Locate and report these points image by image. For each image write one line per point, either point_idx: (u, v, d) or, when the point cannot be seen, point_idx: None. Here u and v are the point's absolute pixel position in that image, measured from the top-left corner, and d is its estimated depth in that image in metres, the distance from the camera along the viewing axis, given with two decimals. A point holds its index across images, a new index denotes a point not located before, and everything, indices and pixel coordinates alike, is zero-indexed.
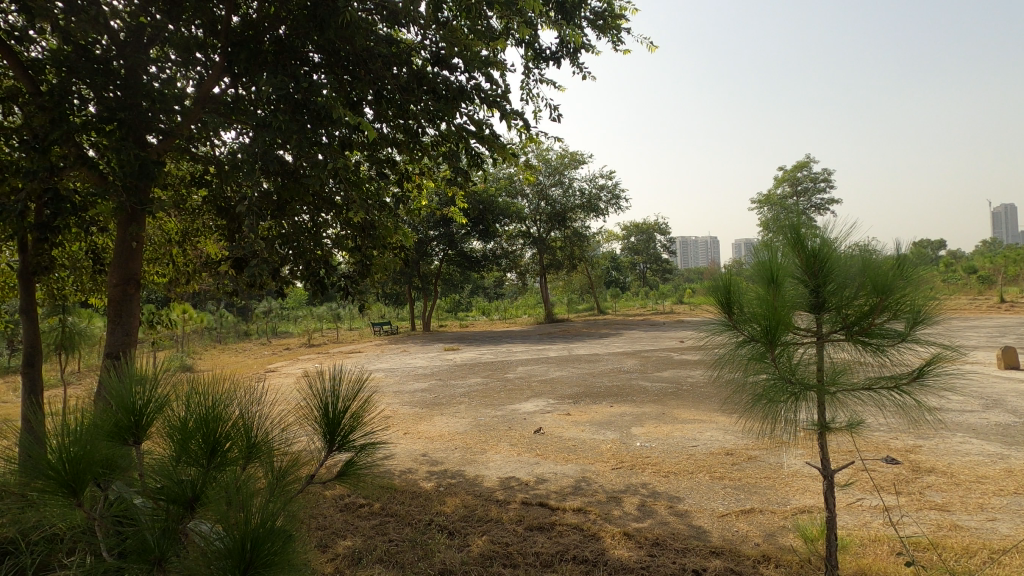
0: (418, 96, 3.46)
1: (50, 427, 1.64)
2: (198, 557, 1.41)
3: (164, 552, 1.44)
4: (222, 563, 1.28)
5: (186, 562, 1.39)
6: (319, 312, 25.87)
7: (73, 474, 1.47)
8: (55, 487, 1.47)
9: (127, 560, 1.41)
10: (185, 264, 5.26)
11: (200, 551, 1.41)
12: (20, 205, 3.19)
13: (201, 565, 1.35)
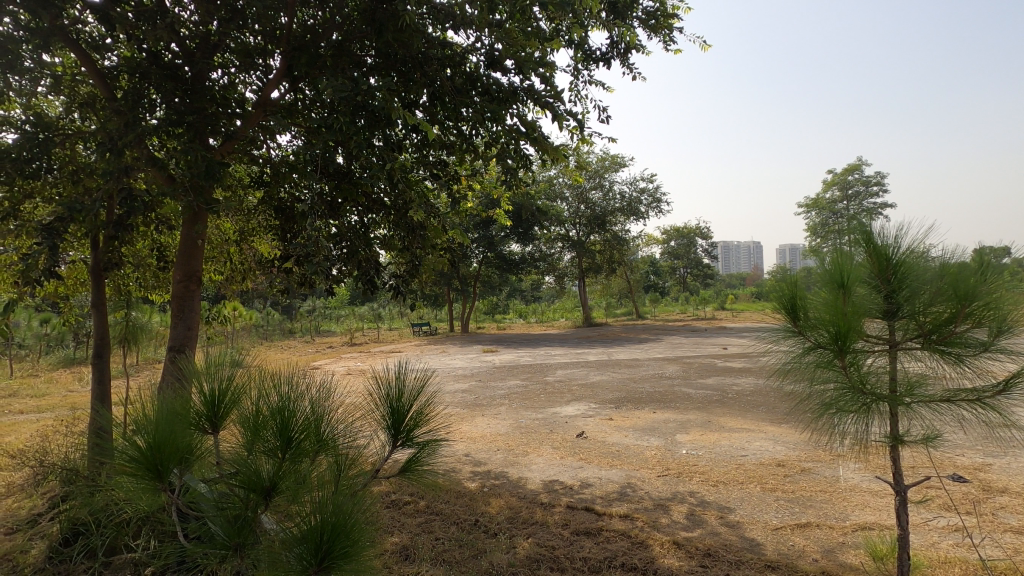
0: (471, 98, 3.49)
1: (134, 414, 1.73)
2: (276, 544, 1.45)
3: (245, 538, 1.49)
4: (302, 552, 1.33)
5: (264, 551, 1.43)
6: (361, 312, 26.44)
7: (158, 460, 1.55)
8: (143, 472, 1.55)
9: (209, 545, 1.46)
10: (241, 263, 5.46)
11: (278, 539, 1.46)
12: (97, 204, 3.36)
13: (280, 553, 1.40)
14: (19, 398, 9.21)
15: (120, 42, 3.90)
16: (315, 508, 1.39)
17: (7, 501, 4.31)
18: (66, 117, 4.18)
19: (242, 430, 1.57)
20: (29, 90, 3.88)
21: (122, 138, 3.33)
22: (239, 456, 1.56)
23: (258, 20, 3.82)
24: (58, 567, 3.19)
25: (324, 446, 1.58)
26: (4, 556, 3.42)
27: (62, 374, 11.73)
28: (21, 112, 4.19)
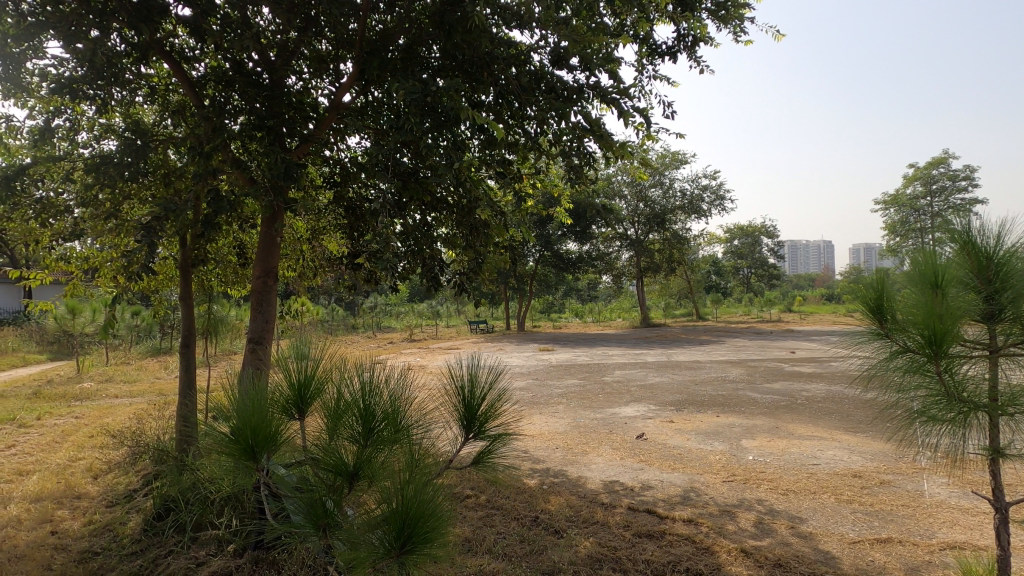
0: (537, 96, 3.50)
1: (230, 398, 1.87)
2: (361, 526, 1.54)
3: (333, 518, 1.58)
4: (387, 534, 1.40)
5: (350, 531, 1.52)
6: (420, 310, 27.07)
7: (253, 442, 1.67)
8: (240, 452, 1.67)
9: (299, 524, 1.55)
10: (312, 260, 5.72)
11: (364, 521, 1.54)
12: (189, 203, 3.60)
13: (367, 533, 1.48)
14: (114, 384, 10.03)
15: (208, 53, 4.17)
16: (397, 493, 1.46)
17: (107, 476, 4.72)
18: (159, 124, 4.50)
19: (325, 415, 1.67)
20: (129, 100, 4.20)
21: (210, 143, 3.56)
22: (325, 441, 1.66)
23: (332, 27, 3.99)
24: (151, 539, 3.46)
25: (404, 435, 1.65)
26: (105, 526, 3.74)
27: (150, 363, 12.69)
28: (121, 120, 4.55)
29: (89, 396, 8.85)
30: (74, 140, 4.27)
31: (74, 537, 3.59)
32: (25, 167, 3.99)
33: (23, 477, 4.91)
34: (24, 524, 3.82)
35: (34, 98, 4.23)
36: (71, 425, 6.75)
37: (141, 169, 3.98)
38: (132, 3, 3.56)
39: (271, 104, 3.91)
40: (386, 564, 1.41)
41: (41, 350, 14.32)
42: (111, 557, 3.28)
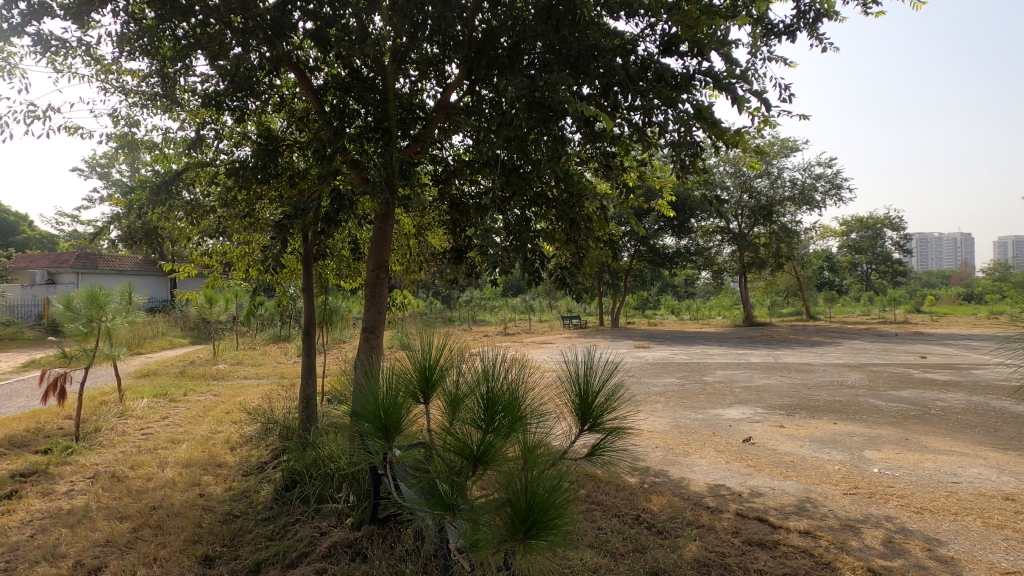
0: (643, 87, 3.41)
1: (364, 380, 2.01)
2: (485, 509, 1.61)
3: (457, 498, 1.64)
4: (513, 520, 1.45)
5: (475, 513, 1.59)
6: (514, 304, 27.50)
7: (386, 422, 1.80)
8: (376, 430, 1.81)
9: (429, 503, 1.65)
10: (418, 254, 6.00)
11: (488, 503, 1.62)
12: (314, 202, 3.90)
13: (492, 514, 1.55)
14: (243, 366, 11.16)
15: (328, 62, 4.50)
16: (520, 480, 1.51)
17: (242, 448, 5.26)
18: (286, 131, 4.91)
19: (450, 401, 1.76)
20: (262, 109, 4.62)
21: (332, 146, 3.86)
22: (449, 425, 1.74)
23: (440, 31, 4.14)
24: (281, 507, 3.81)
25: (524, 423, 1.69)
26: (243, 492, 4.18)
27: (272, 349, 13.97)
28: (255, 128, 5.01)
29: (223, 377, 9.90)
30: (217, 148, 4.78)
31: (218, 500, 4.05)
32: (180, 173, 4.54)
33: (175, 444, 5.61)
34: (179, 485, 4.36)
35: (185, 111, 4.78)
36: (211, 402, 7.61)
37: (273, 171, 4.38)
38: (267, 21, 3.92)
39: (385, 107, 4.14)
40: (508, 545, 1.47)
41: (185, 335, 16.23)
42: (248, 521, 3.65)
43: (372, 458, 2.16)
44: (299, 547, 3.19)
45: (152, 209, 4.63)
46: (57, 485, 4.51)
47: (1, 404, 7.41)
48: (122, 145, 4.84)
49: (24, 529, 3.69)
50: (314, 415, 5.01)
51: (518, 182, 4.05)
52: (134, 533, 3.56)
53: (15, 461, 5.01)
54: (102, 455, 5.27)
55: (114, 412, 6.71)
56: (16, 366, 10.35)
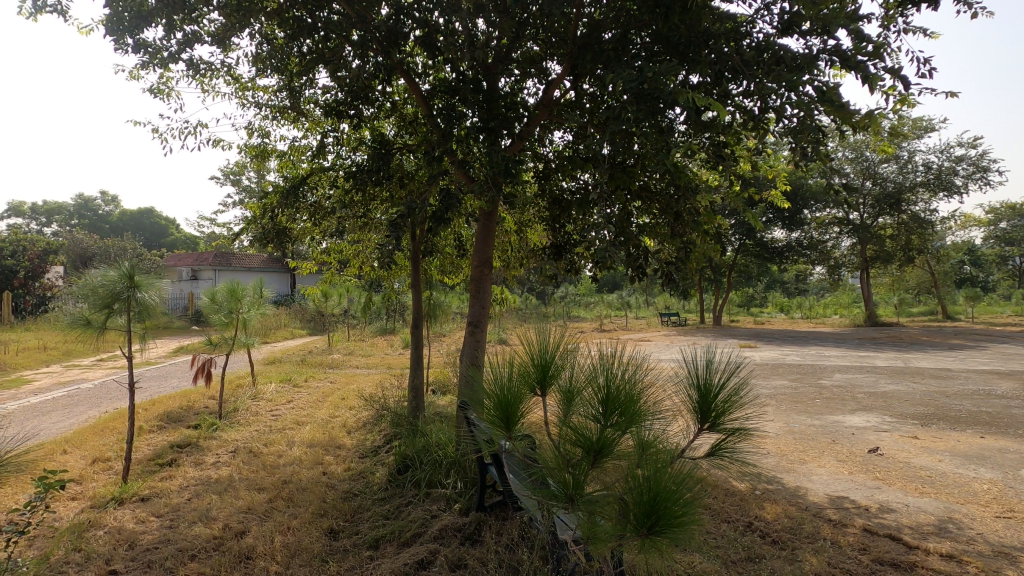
0: (760, 72, 3.23)
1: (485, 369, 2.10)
2: (607, 502, 1.63)
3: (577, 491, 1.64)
4: (637, 515, 1.48)
5: (598, 505, 1.62)
6: (609, 301, 27.15)
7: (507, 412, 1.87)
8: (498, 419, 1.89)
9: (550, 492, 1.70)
10: (518, 251, 6.12)
11: (610, 496, 1.64)
12: (425, 202, 4.09)
13: (614, 507, 1.58)
14: (354, 357, 11.98)
15: (435, 67, 4.71)
16: (644, 476, 1.52)
17: (358, 432, 5.67)
18: (396, 135, 5.20)
19: (569, 395, 1.80)
20: (375, 116, 4.93)
21: (441, 148, 4.03)
22: (567, 419, 1.78)
23: (543, 27, 4.16)
24: (395, 489, 4.06)
25: (642, 419, 1.69)
26: (360, 473, 4.50)
27: (379, 341, 14.85)
28: (368, 134, 5.35)
29: (338, 366, 10.70)
30: (337, 154, 5.18)
31: (339, 479, 4.40)
32: (305, 179, 4.97)
33: (300, 426, 6.17)
34: (305, 463, 4.79)
35: (308, 121, 5.20)
36: (328, 388, 8.25)
37: (385, 174, 4.68)
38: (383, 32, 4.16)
39: (489, 107, 4.26)
40: (632, 538, 1.51)
41: (304, 326, 17.74)
42: (366, 500, 3.93)
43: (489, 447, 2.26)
44: (413, 528, 3.39)
45: (281, 212, 5.11)
46: (206, 456, 5.12)
47: (160, 384, 8.54)
48: (256, 154, 5.38)
49: (183, 493, 4.24)
50: (421, 404, 5.29)
51: (622, 176, 3.99)
52: (270, 502, 3.96)
53: (173, 434, 5.76)
54: (240, 432, 5.92)
55: (249, 394, 7.49)
56: (170, 352, 11.87)
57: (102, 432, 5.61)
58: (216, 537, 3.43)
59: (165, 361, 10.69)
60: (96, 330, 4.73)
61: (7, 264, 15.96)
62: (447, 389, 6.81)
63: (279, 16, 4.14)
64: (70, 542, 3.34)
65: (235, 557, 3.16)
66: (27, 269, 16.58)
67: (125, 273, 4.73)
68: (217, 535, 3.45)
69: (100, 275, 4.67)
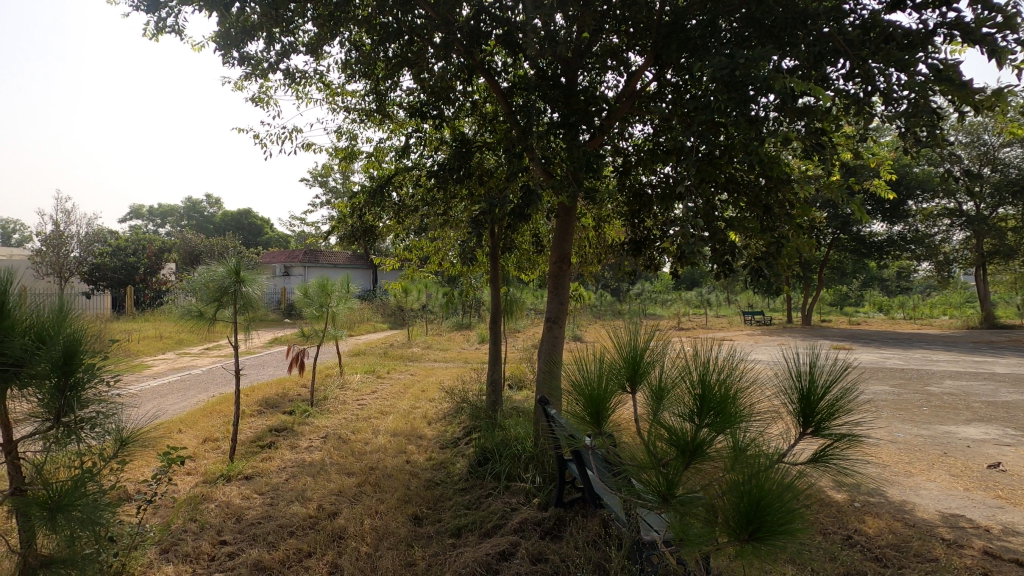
0: (866, 52, 3.00)
1: (574, 365, 2.10)
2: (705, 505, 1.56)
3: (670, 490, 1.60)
4: (738, 517, 1.42)
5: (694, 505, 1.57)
6: (688, 298, 26.25)
7: (596, 408, 1.87)
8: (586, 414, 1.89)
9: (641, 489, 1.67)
10: (596, 246, 6.06)
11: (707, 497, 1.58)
12: (506, 199, 4.11)
13: (710, 509, 1.53)
14: (433, 350, 12.35)
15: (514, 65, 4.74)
16: (745, 478, 1.46)
17: (438, 424, 5.84)
18: (475, 133, 5.29)
19: (663, 393, 1.77)
20: (456, 115, 5.03)
21: (521, 145, 4.04)
22: (658, 417, 1.74)
23: (625, 18, 4.07)
24: (475, 479, 4.16)
25: (740, 421, 1.63)
26: (442, 463, 4.64)
27: (457, 336, 15.20)
28: (449, 134, 5.49)
29: (417, 358, 11.07)
30: (419, 154, 5.34)
31: (422, 468, 4.56)
32: (389, 179, 5.18)
33: (384, 415, 6.45)
34: (390, 451, 5.00)
35: (392, 122, 5.40)
36: (410, 380, 8.57)
37: (466, 172, 4.78)
38: (463, 33, 4.23)
39: (568, 103, 4.23)
40: (730, 542, 1.45)
41: (385, 320, 18.52)
42: (448, 489, 4.05)
43: (573, 443, 2.25)
44: (494, 519, 3.45)
45: (368, 210, 5.35)
46: (300, 440, 5.48)
47: (259, 372, 9.23)
48: (345, 156, 5.67)
49: (281, 474, 4.56)
50: (499, 398, 5.37)
51: (709, 168, 3.82)
52: (359, 487, 4.17)
53: (271, 418, 6.21)
54: (330, 419, 6.28)
55: (337, 384, 7.92)
56: (267, 342, 12.79)
57: (211, 414, 6.14)
58: (311, 515, 3.66)
59: (263, 351, 11.53)
60: (207, 321, 5.18)
61: (130, 261, 17.82)
62: (523, 384, 6.87)
63: (366, 23, 4.33)
64: (187, 513, 3.69)
65: (328, 536, 3.36)
66: (146, 266, 18.42)
67: (231, 268, 5.14)
68: (312, 514, 3.68)
69: (210, 271, 5.10)
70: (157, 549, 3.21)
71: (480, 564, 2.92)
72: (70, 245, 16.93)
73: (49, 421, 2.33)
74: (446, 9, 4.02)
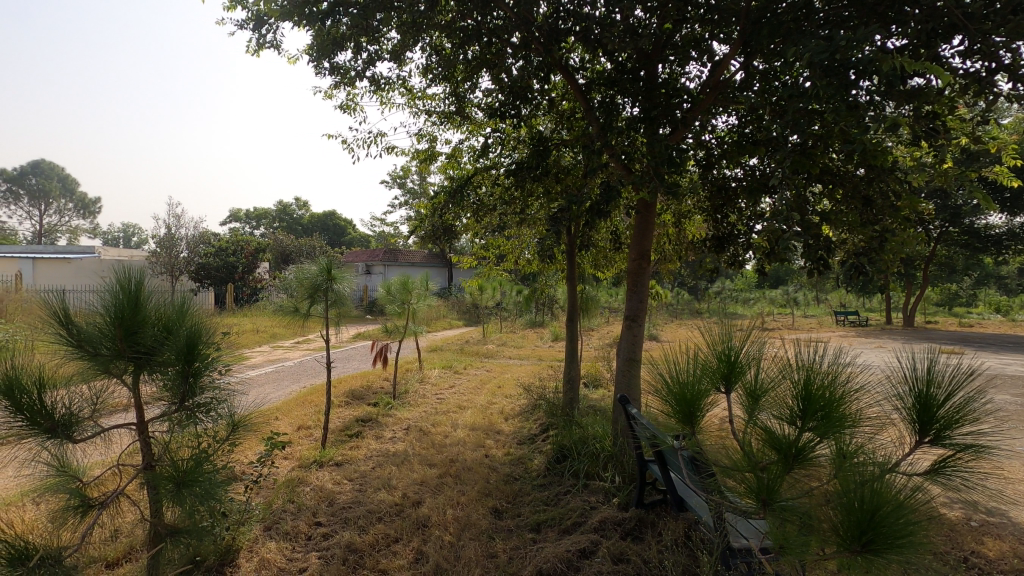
0: (990, 26, 2.72)
1: (666, 364, 2.07)
2: (810, 514, 1.49)
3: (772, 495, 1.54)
4: (849, 528, 1.34)
5: (798, 512, 1.50)
6: (772, 296, 24.88)
7: (688, 408, 1.85)
8: (679, 413, 1.87)
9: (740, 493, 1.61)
10: (676, 243, 5.90)
11: (813, 505, 1.50)
12: (584, 196, 4.09)
13: (819, 515, 1.45)
14: (507, 348, 12.48)
15: (592, 60, 4.70)
16: (855, 487, 1.38)
17: (514, 420, 5.92)
18: (552, 131, 5.30)
19: (762, 394, 1.70)
20: (534, 114, 5.07)
21: (600, 141, 4.00)
22: (756, 419, 1.68)
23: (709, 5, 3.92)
24: (554, 476, 4.18)
25: (848, 426, 1.54)
26: (519, 458, 4.70)
27: (530, 333, 15.26)
28: (525, 133, 5.53)
29: (491, 355, 11.26)
30: (497, 153, 5.42)
31: (500, 462, 4.63)
32: (469, 179, 5.31)
33: (462, 410, 6.61)
34: (469, 444, 5.13)
35: (471, 123, 5.51)
36: (486, 376, 8.72)
37: (543, 170, 4.79)
38: (541, 31, 4.24)
39: (648, 97, 4.13)
40: (840, 553, 1.37)
41: (461, 318, 18.97)
42: (526, 484, 4.09)
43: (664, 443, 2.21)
44: (574, 516, 3.46)
45: (448, 211, 5.50)
46: (384, 431, 5.73)
47: (344, 365, 9.73)
48: (425, 158, 5.87)
49: (368, 462, 4.79)
50: (576, 396, 5.36)
51: (804, 159, 3.59)
52: (441, 478, 4.31)
53: (358, 409, 6.54)
54: (411, 412, 6.52)
55: (417, 378, 8.21)
56: (351, 338, 13.47)
57: (303, 403, 6.56)
58: (397, 503, 3.82)
59: (347, 345, 12.14)
60: (301, 316, 5.54)
61: (230, 261, 19.35)
62: (599, 383, 6.80)
63: (448, 28, 4.44)
64: (286, 494, 3.97)
65: (413, 524, 3.50)
66: (244, 265, 19.90)
67: (323, 267, 5.47)
68: (397, 502, 3.84)
69: (305, 270, 5.45)
70: (262, 526, 3.48)
71: (561, 561, 2.94)
72: (181, 246, 18.54)
73: (174, 404, 2.60)
74: (526, 8, 4.05)
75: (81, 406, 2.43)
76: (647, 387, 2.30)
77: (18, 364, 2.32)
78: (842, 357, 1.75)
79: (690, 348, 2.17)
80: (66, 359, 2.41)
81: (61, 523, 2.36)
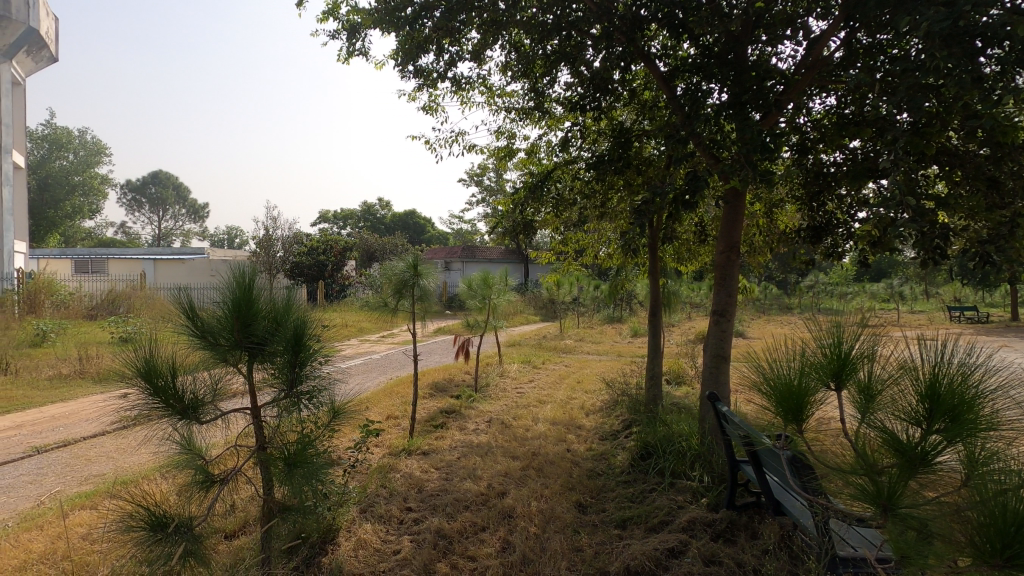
0: None
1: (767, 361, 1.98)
2: (939, 523, 1.37)
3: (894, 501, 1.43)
4: (989, 539, 1.22)
5: (925, 521, 1.39)
6: (874, 290, 22.95)
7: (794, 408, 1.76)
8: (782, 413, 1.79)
9: (855, 497, 1.51)
10: (767, 234, 5.59)
11: (942, 514, 1.38)
12: (669, 187, 3.98)
13: (949, 524, 1.34)
14: (586, 343, 12.38)
15: (676, 46, 4.54)
16: (996, 495, 1.25)
17: (595, 415, 5.87)
18: (634, 122, 5.19)
19: (880, 393, 1.59)
20: (614, 106, 4.98)
21: (686, 130, 3.87)
22: (872, 420, 1.57)
23: None
24: (638, 473, 4.10)
25: (985, 429, 1.39)
26: (602, 454, 4.65)
27: (608, 329, 15.04)
28: (605, 126, 5.46)
29: (570, 350, 11.21)
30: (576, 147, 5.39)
31: (582, 457, 4.62)
32: (549, 174, 5.31)
33: (543, 404, 6.65)
34: (550, 438, 5.15)
35: (551, 118, 5.51)
36: (565, 371, 8.70)
37: (625, 162, 4.70)
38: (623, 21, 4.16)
39: (737, 80, 3.93)
40: (976, 566, 1.26)
41: (538, 313, 19.05)
42: (610, 480, 4.06)
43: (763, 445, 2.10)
44: (660, 514, 3.39)
45: (528, 206, 5.54)
46: (467, 423, 5.88)
47: (427, 359, 10.07)
48: (505, 154, 5.92)
49: (453, 452, 4.94)
50: (659, 392, 5.23)
51: (916, 138, 3.29)
52: (524, 470, 4.36)
53: (442, 401, 6.75)
54: (493, 404, 6.64)
55: (497, 372, 8.34)
56: (432, 332, 13.91)
57: (391, 394, 6.85)
58: (482, 493, 3.92)
59: (430, 339, 12.54)
60: (389, 311, 5.79)
61: (321, 259, 20.56)
62: (682, 380, 6.59)
63: (528, 25, 4.46)
64: (379, 480, 4.18)
65: (499, 514, 3.57)
66: (333, 263, 21.07)
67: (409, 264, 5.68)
68: (482, 491, 3.94)
69: (393, 266, 5.69)
70: (358, 508, 3.69)
71: (649, 559, 2.89)
72: (277, 247, 19.90)
73: (283, 391, 2.81)
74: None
75: (204, 391, 2.69)
76: (744, 384, 2.20)
77: (154, 353, 2.61)
78: (975, 353, 1.59)
79: (793, 345, 2.05)
80: (191, 349, 2.66)
81: (188, 496, 2.62)
